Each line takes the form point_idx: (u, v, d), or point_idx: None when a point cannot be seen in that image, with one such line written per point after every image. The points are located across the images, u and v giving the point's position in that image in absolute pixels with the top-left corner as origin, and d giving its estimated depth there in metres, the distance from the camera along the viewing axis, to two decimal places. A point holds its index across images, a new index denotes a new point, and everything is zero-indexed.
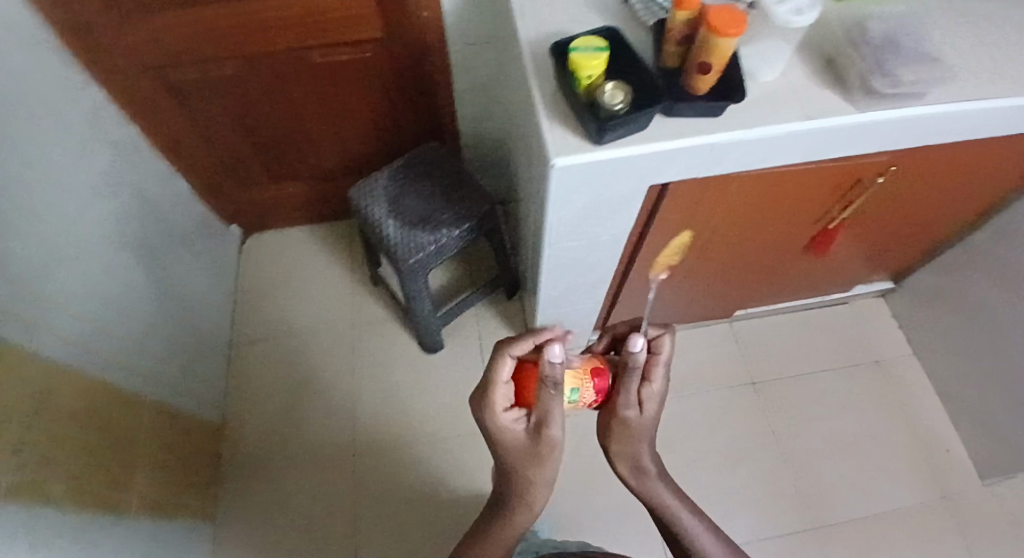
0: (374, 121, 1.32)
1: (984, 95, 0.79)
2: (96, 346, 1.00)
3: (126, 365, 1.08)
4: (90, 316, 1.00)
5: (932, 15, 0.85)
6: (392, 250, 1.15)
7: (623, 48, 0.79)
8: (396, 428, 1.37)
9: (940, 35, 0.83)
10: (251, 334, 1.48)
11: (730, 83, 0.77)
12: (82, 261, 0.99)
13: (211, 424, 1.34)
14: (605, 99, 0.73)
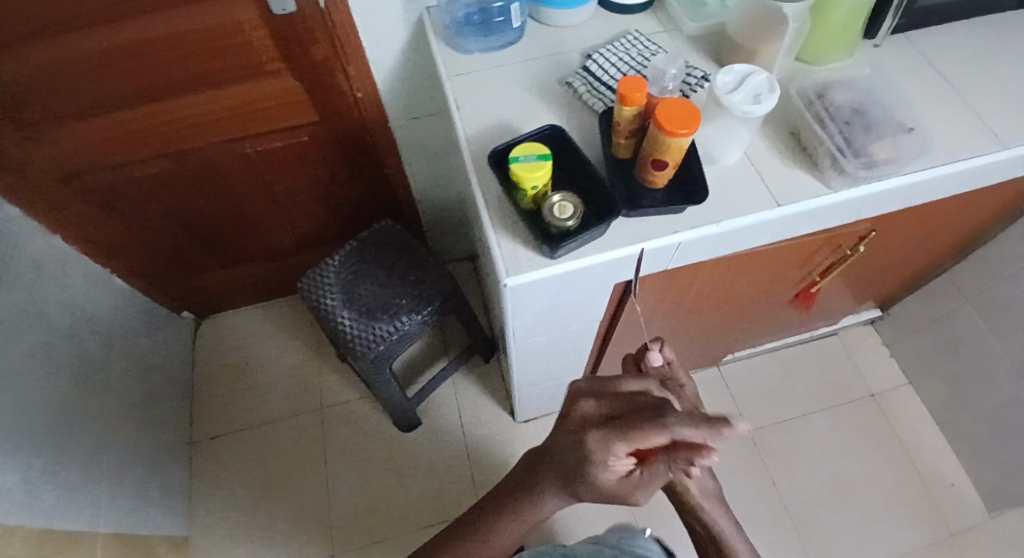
0: (321, 201, 1.24)
1: (964, 159, 0.73)
2: (35, 492, 0.91)
3: (73, 498, 0.99)
4: (26, 460, 0.91)
5: (897, 72, 0.80)
6: (349, 345, 1.07)
7: (569, 149, 0.74)
8: (376, 515, 1.28)
9: (908, 94, 0.78)
10: (212, 430, 1.38)
11: (688, 178, 0.72)
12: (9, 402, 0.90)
13: (176, 537, 1.25)
14: (554, 217, 0.67)
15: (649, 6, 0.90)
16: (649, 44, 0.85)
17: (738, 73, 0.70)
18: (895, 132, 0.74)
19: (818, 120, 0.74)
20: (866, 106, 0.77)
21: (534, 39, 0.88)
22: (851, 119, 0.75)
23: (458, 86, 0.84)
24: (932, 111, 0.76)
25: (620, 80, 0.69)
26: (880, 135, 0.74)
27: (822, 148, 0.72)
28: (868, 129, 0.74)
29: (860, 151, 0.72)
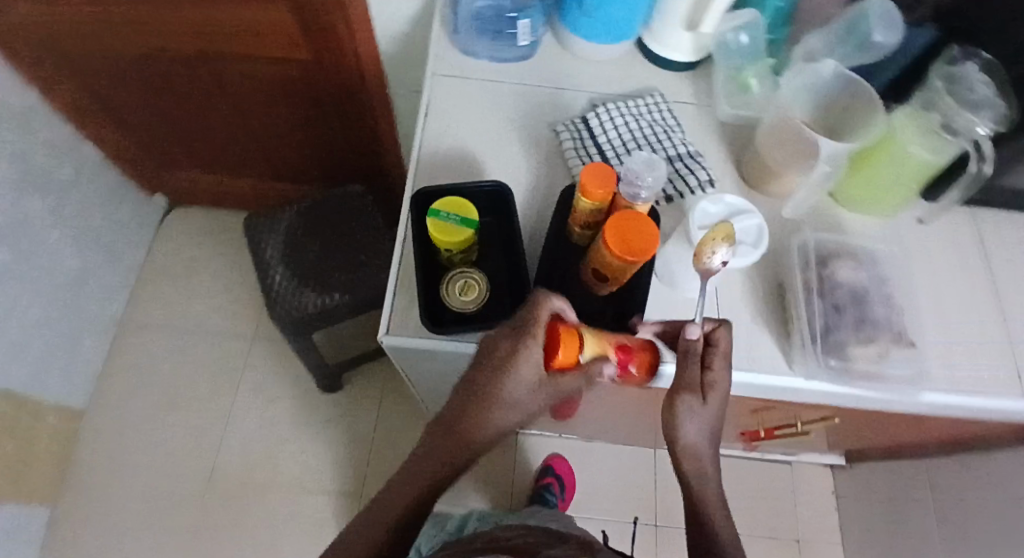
0: (307, 147, 1.14)
1: (970, 390, 0.59)
2: None
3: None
4: None
5: (928, 255, 0.66)
6: (272, 303, 0.98)
7: (511, 215, 0.62)
8: (260, 464, 1.18)
9: (931, 290, 0.64)
10: (142, 319, 1.29)
11: (630, 304, 0.59)
12: None
13: (68, 410, 1.17)
14: (457, 300, 0.58)
15: (692, 67, 0.78)
16: (668, 116, 0.73)
17: (729, 206, 0.58)
18: (889, 343, 0.59)
19: (802, 291, 0.61)
20: (869, 295, 0.62)
21: (546, 65, 0.77)
22: (846, 305, 0.61)
23: (438, 89, 0.73)
24: (949, 320, 0.63)
25: (586, 164, 0.56)
26: (868, 338, 0.60)
27: (796, 323, 0.60)
28: (858, 325, 0.60)
29: (835, 350, 0.59)
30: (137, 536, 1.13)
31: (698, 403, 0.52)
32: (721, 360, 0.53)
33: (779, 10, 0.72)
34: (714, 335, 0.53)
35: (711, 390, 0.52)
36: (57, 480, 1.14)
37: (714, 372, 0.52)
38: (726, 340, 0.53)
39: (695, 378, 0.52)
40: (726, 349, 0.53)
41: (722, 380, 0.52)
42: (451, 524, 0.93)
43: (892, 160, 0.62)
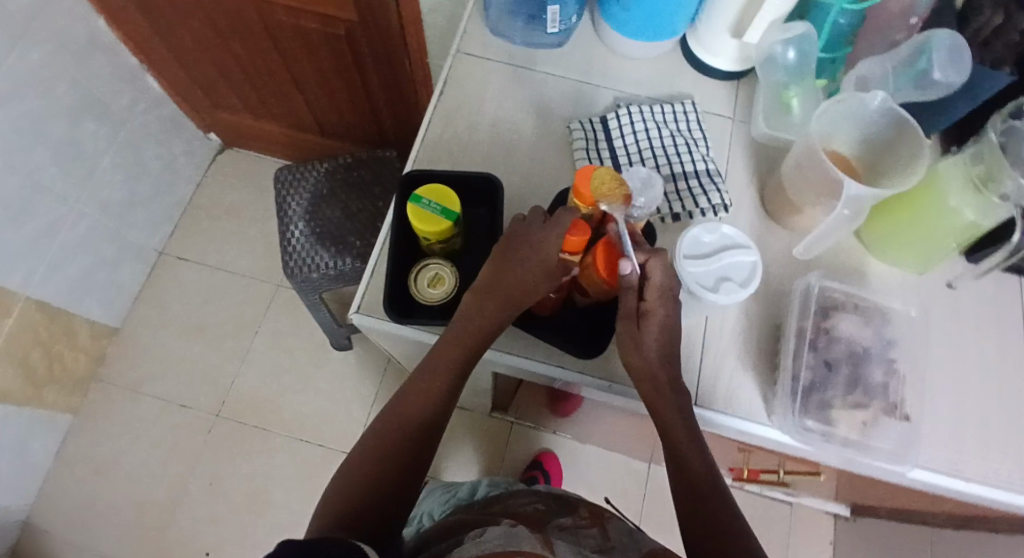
0: (351, 109, 1.13)
1: (953, 471, 0.58)
2: None
3: (9, 259, 0.97)
4: None
5: (944, 325, 0.63)
6: (286, 257, 0.99)
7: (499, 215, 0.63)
8: (267, 406, 1.22)
9: (940, 361, 0.61)
10: (182, 249, 1.33)
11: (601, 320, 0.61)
12: None
13: (103, 326, 1.22)
14: (427, 290, 0.60)
15: (735, 77, 0.73)
16: (695, 127, 0.69)
17: (726, 237, 0.59)
18: (879, 411, 0.57)
19: (795, 340, 0.60)
20: (870, 356, 0.59)
21: (582, 56, 0.74)
22: (841, 363, 0.59)
23: (460, 68, 0.72)
24: (953, 394, 0.60)
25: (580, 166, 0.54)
26: (857, 403, 0.58)
27: (781, 371, 0.60)
28: (849, 387, 0.58)
29: (816, 410, 0.58)
30: (148, 453, 1.19)
31: (633, 328, 0.55)
32: (657, 293, 0.54)
33: (841, 26, 0.64)
34: (646, 268, 0.54)
35: (647, 317, 0.55)
36: (80, 389, 1.21)
37: (650, 301, 0.55)
38: (660, 274, 0.54)
39: (629, 305, 0.55)
40: (663, 283, 0.54)
41: (658, 310, 0.54)
42: (462, 489, 0.78)
43: (931, 213, 0.57)
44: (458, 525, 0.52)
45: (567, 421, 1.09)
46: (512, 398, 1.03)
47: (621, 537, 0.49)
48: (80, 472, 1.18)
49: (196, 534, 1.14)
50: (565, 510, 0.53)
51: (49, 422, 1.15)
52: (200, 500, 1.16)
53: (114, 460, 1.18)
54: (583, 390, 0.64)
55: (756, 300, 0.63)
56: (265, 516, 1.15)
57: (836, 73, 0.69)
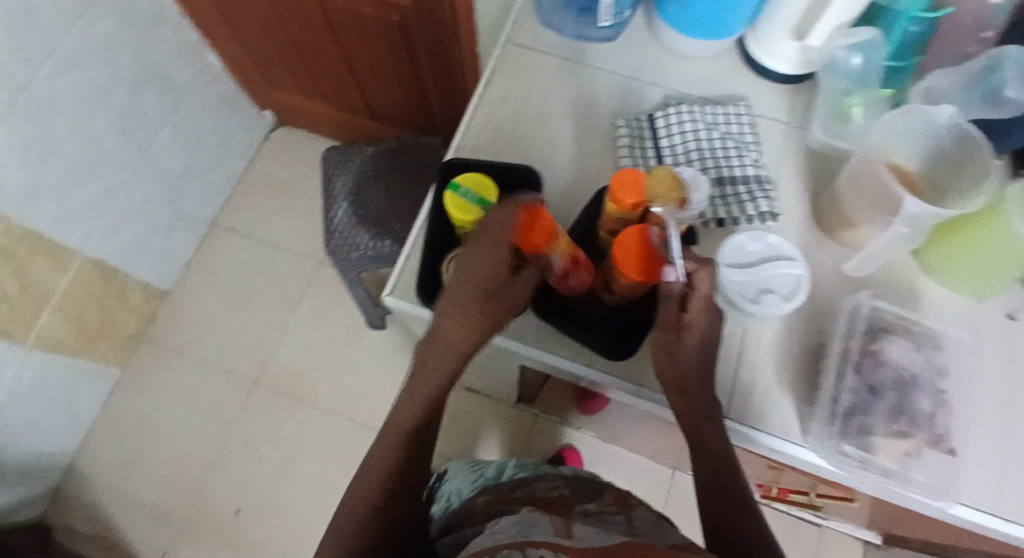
0: (400, 94, 1.13)
1: (999, 512, 0.54)
2: (40, 201, 0.94)
3: (69, 218, 1.01)
4: (42, 166, 0.92)
5: (1003, 357, 0.59)
6: (329, 235, 1.01)
7: (536, 205, 0.62)
8: (301, 379, 1.25)
9: (995, 395, 0.58)
10: (233, 220, 1.36)
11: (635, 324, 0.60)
12: (49, 111, 0.90)
13: (154, 289, 1.27)
14: None
15: (793, 81, 0.69)
16: (747, 131, 0.67)
17: (771, 247, 0.56)
18: (924, 442, 0.54)
19: (838, 361, 0.58)
20: (918, 384, 0.56)
21: (635, 53, 0.72)
22: (887, 389, 0.56)
23: (510, 58, 0.71)
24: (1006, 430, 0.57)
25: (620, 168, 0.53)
26: (901, 433, 0.54)
27: (820, 391, 0.58)
28: (893, 414, 0.55)
29: (856, 435, 0.55)
30: (187, 414, 1.24)
31: (672, 340, 0.54)
32: (701, 304, 0.53)
33: (911, 35, 0.61)
34: (693, 278, 0.52)
35: (687, 330, 0.53)
36: (129, 347, 1.26)
37: (692, 313, 0.53)
38: (706, 284, 0.52)
39: (670, 317, 0.53)
40: (709, 293, 0.52)
41: (698, 321, 0.53)
42: (489, 468, 0.75)
43: (989, 234, 0.53)
44: (485, 514, 0.52)
45: (595, 421, 1.08)
46: (541, 393, 1.02)
47: (648, 523, 0.47)
48: (124, 427, 1.23)
49: (226, 497, 1.18)
50: (591, 495, 0.52)
51: (100, 376, 1.20)
52: (233, 464, 1.20)
53: (157, 418, 1.23)
54: (611, 391, 0.63)
55: (799, 315, 0.61)
56: (292, 485, 1.18)
57: (904, 84, 0.65)
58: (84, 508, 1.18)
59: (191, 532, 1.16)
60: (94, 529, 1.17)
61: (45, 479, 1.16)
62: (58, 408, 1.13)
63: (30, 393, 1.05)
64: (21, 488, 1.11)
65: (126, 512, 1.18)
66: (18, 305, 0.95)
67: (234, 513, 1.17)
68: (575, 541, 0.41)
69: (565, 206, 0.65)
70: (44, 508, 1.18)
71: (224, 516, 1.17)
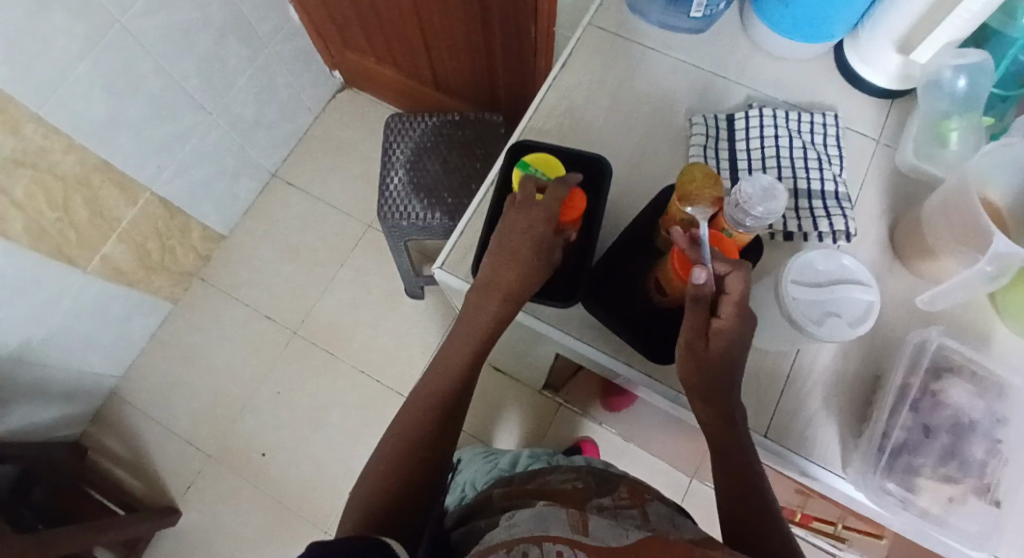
0: (470, 69, 1.12)
1: None
2: (117, 134, 0.97)
3: (143, 152, 1.04)
4: (123, 100, 0.95)
5: None
6: (381, 201, 1.02)
7: (596, 196, 0.60)
8: (340, 337, 1.27)
9: None
10: (293, 173, 1.38)
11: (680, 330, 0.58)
12: (138, 48, 0.92)
13: (212, 230, 1.30)
14: None
15: (891, 97, 0.66)
16: (832, 144, 0.64)
17: (844, 269, 0.54)
18: (970, 489, 0.51)
19: (895, 396, 0.55)
20: (974, 429, 0.52)
21: (723, 49, 0.69)
22: (941, 431, 0.53)
23: (591, 41, 0.69)
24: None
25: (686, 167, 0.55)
26: (946, 477, 0.52)
27: (872, 424, 0.55)
28: (943, 458, 0.52)
29: (901, 474, 0.53)
30: (229, 355, 1.27)
31: (700, 345, 0.51)
32: (732, 309, 0.49)
33: (1019, 63, 0.58)
34: (725, 281, 0.49)
35: (717, 336, 0.50)
36: (184, 284, 1.30)
37: (723, 320, 0.50)
38: (739, 290, 0.49)
39: (699, 322, 0.50)
40: (741, 299, 0.49)
41: (730, 327, 0.50)
42: (503, 461, 0.75)
43: None
44: (502, 504, 0.51)
45: (624, 420, 1.06)
46: (572, 383, 1.02)
47: (663, 519, 0.46)
48: (170, 359, 1.27)
49: (255, 439, 1.21)
50: (606, 488, 0.51)
51: (154, 307, 1.25)
52: (266, 408, 1.23)
53: (201, 355, 1.27)
54: (642, 392, 0.62)
55: (860, 343, 0.58)
56: (319, 437, 1.21)
57: (1007, 114, 0.61)
58: (124, 429, 1.24)
59: (219, 467, 1.20)
60: (129, 452, 1.22)
61: (91, 397, 1.22)
62: (112, 332, 1.17)
63: (90, 315, 1.09)
64: (69, 403, 1.17)
65: (162, 439, 1.23)
66: (86, 230, 0.99)
67: (261, 455, 1.20)
68: (589, 536, 0.40)
69: (629, 200, 0.63)
70: (86, 425, 1.24)
71: (252, 456, 1.20)
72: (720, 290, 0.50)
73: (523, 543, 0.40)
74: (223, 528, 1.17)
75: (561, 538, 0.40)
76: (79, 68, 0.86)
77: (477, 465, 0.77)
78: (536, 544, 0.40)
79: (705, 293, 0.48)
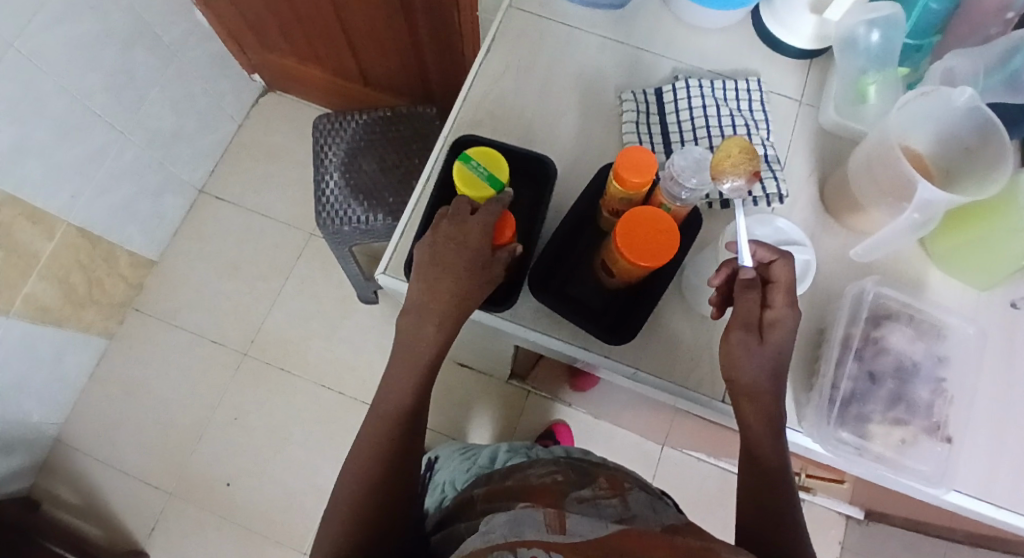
0: (396, 61, 1.10)
1: (994, 499, 0.54)
2: (23, 167, 0.90)
3: (54, 182, 0.97)
4: (27, 132, 0.89)
5: (1006, 346, 0.58)
6: (320, 208, 0.98)
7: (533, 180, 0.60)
8: (293, 351, 1.24)
9: (994, 385, 0.57)
10: (223, 186, 1.33)
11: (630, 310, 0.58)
12: (36, 74, 0.86)
13: (142, 255, 1.24)
14: None
15: (810, 57, 0.67)
16: (758, 108, 0.65)
17: (780, 232, 0.57)
18: (919, 430, 0.54)
19: (840, 348, 0.56)
20: (917, 373, 0.55)
21: (645, 23, 0.69)
22: (887, 377, 0.55)
23: (513, 24, 0.68)
24: (998, 420, 0.56)
25: (624, 148, 0.52)
26: (897, 420, 0.54)
27: (819, 378, 0.56)
28: (891, 403, 0.55)
29: (853, 422, 0.54)
30: (177, 383, 1.22)
31: (737, 337, 0.51)
32: (785, 295, 0.51)
33: (933, 13, 0.60)
34: (771, 268, 0.52)
35: (772, 328, 0.51)
36: (118, 315, 1.24)
37: (776, 310, 0.51)
38: (786, 274, 0.51)
39: (755, 314, 0.51)
40: (789, 284, 0.51)
41: (784, 316, 0.51)
42: (481, 456, 0.75)
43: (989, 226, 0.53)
44: (480, 509, 0.51)
45: (591, 399, 1.07)
46: (536, 370, 1.01)
47: (643, 507, 0.46)
48: (114, 394, 1.21)
49: (216, 466, 1.17)
50: (584, 479, 0.51)
51: (87, 343, 1.18)
52: (223, 434, 1.19)
53: (146, 386, 1.22)
54: (603, 373, 0.62)
55: (804, 301, 0.59)
56: (283, 456, 1.18)
57: (921, 64, 0.64)
58: (75, 475, 1.18)
59: (181, 500, 1.16)
60: (83, 499, 1.17)
61: (33, 446, 1.15)
62: (45, 374, 1.11)
63: (18, 360, 1.03)
64: (10, 457, 1.10)
65: (116, 480, 1.17)
66: (3, 269, 0.93)
67: (225, 483, 1.16)
68: (566, 535, 0.40)
69: (569, 183, 0.63)
70: (32, 477, 1.17)
71: (215, 485, 1.16)
72: (765, 281, 0.53)
73: (497, 550, 0.40)
74: None
75: (536, 540, 0.40)
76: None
77: (455, 464, 0.76)
78: (510, 549, 0.39)
79: (753, 277, 0.51)
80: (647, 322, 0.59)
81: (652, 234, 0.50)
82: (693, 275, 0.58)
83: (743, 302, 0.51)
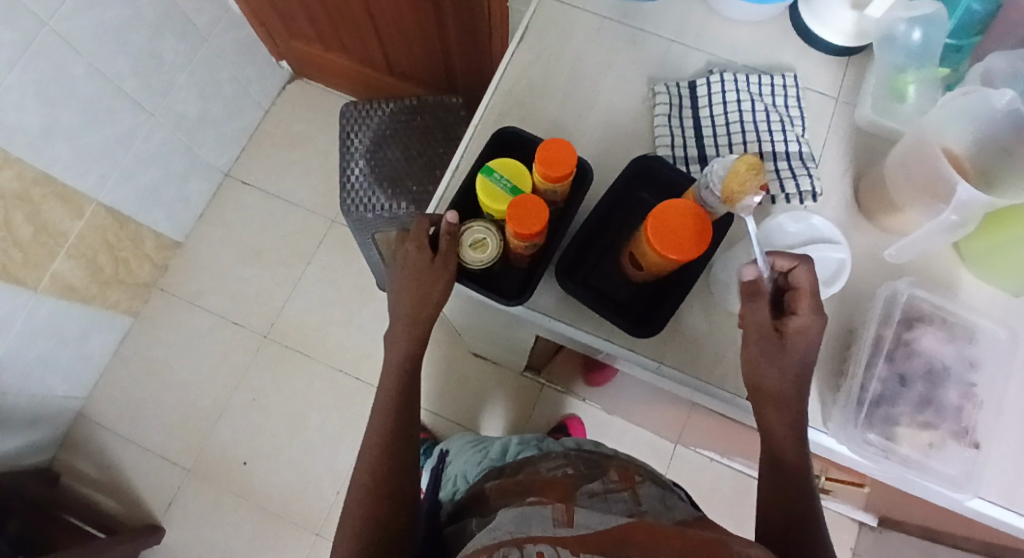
0: (423, 52, 1.09)
1: (1020, 508, 0.53)
2: (53, 148, 0.92)
3: (83, 162, 0.99)
4: (57, 115, 0.90)
5: None
6: (344, 194, 0.99)
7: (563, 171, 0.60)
8: (310, 337, 1.25)
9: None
10: (247, 172, 1.34)
11: (654, 306, 0.58)
12: (68, 58, 0.88)
13: (166, 236, 1.25)
14: (466, 253, 0.56)
15: (847, 54, 0.66)
16: (793, 104, 0.64)
17: (813, 229, 0.56)
18: (947, 434, 0.53)
19: (870, 348, 0.56)
20: (947, 376, 0.54)
21: (679, 18, 0.68)
22: (916, 379, 0.55)
23: (546, 15, 0.68)
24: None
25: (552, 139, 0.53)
26: (925, 423, 0.54)
27: (847, 379, 0.56)
28: (919, 405, 0.54)
29: (880, 424, 0.54)
30: (197, 363, 1.24)
31: (774, 348, 0.51)
32: (808, 302, 0.50)
33: (974, 13, 0.59)
34: (792, 274, 0.51)
35: (794, 336, 0.51)
36: (141, 295, 1.26)
37: (799, 318, 0.51)
38: (807, 280, 0.50)
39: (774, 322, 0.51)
40: (812, 290, 0.50)
41: (808, 323, 0.50)
42: (493, 449, 0.74)
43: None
44: (490, 503, 0.50)
45: (610, 396, 1.06)
46: (555, 364, 1.01)
47: (654, 502, 0.46)
48: (137, 372, 1.24)
49: (233, 446, 1.19)
50: (595, 472, 0.50)
51: (112, 321, 1.20)
52: (240, 416, 1.20)
53: (168, 365, 1.24)
54: (624, 364, 0.62)
55: (832, 301, 0.59)
56: (299, 439, 1.19)
57: (960, 64, 0.63)
58: (96, 451, 1.20)
59: (198, 479, 1.18)
60: (103, 474, 1.19)
61: (57, 421, 1.18)
62: (70, 350, 1.13)
63: (44, 335, 1.05)
64: (35, 430, 1.13)
65: (135, 458, 1.19)
66: (31, 245, 0.94)
67: (242, 464, 1.18)
68: (573, 527, 0.40)
69: (599, 175, 0.63)
70: (54, 451, 1.20)
71: (232, 465, 1.18)
72: (786, 286, 0.52)
73: (502, 548, 0.39)
74: (211, 541, 1.15)
75: (542, 538, 0.39)
76: (7, 77, 0.81)
77: (469, 456, 0.75)
78: (514, 546, 0.39)
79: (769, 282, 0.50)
80: (674, 316, 0.58)
81: (677, 236, 0.50)
82: (721, 270, 0.57)
83: (763, 309, 0.51)
